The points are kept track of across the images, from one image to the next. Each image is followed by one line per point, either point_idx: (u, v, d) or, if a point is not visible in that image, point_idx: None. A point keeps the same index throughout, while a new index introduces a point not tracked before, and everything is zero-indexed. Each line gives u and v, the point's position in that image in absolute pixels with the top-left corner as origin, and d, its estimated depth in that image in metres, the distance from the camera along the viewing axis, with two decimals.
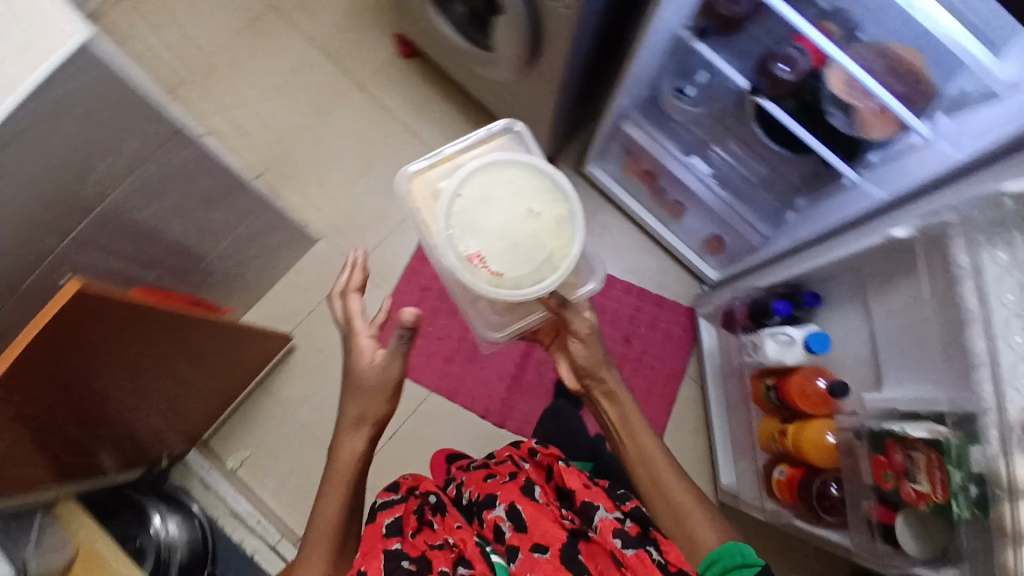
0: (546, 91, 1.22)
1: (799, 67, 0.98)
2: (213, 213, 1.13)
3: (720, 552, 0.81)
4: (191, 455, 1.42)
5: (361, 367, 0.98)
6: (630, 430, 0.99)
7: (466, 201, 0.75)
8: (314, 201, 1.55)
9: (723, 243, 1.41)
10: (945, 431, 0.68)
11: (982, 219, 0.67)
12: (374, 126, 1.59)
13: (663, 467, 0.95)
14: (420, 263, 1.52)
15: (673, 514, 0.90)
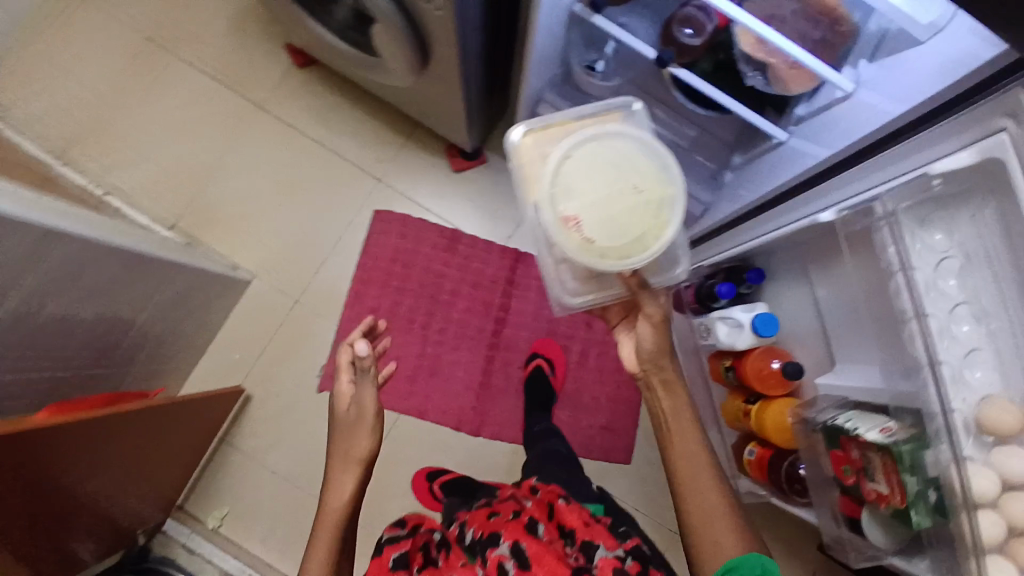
0: (451, 83, 1.11)
1: (704, 29, 0.91)
2: (121, 288, 1.03)
3: (743, 560, 0.70)
4: (170, 523, 1.38)
5: (339, 408, 0.92)
6: (676, 427, 0.80)
7: (574, 164, 0.69)
8: (239, 239, 1.46)
9: None
10: (897, 432, 0.65)
11: (912, 203, 0.62)
12: (286, 147, 1.49)
13: (700, 469, 0.77)
14: (364, 284, 1.45)
15: (704, 523, 0.74)
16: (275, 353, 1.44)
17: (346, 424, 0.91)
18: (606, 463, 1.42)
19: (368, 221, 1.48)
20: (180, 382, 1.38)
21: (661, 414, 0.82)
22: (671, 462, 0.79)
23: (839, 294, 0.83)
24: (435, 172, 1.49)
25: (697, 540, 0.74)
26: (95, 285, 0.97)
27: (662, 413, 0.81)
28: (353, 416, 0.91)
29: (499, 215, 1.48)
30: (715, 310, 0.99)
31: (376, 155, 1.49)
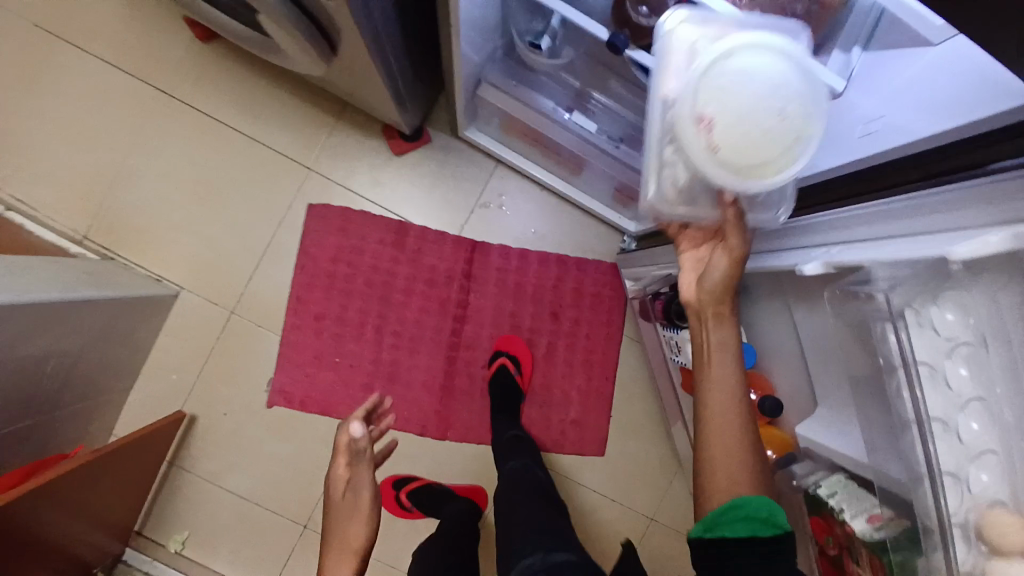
0: (365, 68, 0.94)
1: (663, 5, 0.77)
2: (25, 347, 0.90)
3: (750, 499, 0.56)
4: (128, 553, 1.29)
5: (334, 494, 0.88)
6: (714, 358, 0.63)
7: (737, 58, 0.53)
8: (162, 249, 1.31)
9: (631, 197, 1.20)
10: (886, 527, 0.57)
11: (912, 278, 0.50)
12: (202, 139, 1.32)
13: (727, 408, 0.61)
14: (305, 288, 1.32)
15: (722, 464, 0.59)
16: (216, 370, 1.32)
17: (343, 507, 0.85)
18: (579, 457, 1.35)
19: (303, 216, 1.32)
20: (117, 410, 1.28)
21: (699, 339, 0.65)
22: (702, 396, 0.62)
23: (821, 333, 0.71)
24: (373, 156, 1.34)
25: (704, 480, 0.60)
26: (16, 349, 0.87)
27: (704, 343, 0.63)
28: (350, 499, 0.86)
29: (449, 201, 1.34)
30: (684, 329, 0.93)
31: (304, 142, 1.33)
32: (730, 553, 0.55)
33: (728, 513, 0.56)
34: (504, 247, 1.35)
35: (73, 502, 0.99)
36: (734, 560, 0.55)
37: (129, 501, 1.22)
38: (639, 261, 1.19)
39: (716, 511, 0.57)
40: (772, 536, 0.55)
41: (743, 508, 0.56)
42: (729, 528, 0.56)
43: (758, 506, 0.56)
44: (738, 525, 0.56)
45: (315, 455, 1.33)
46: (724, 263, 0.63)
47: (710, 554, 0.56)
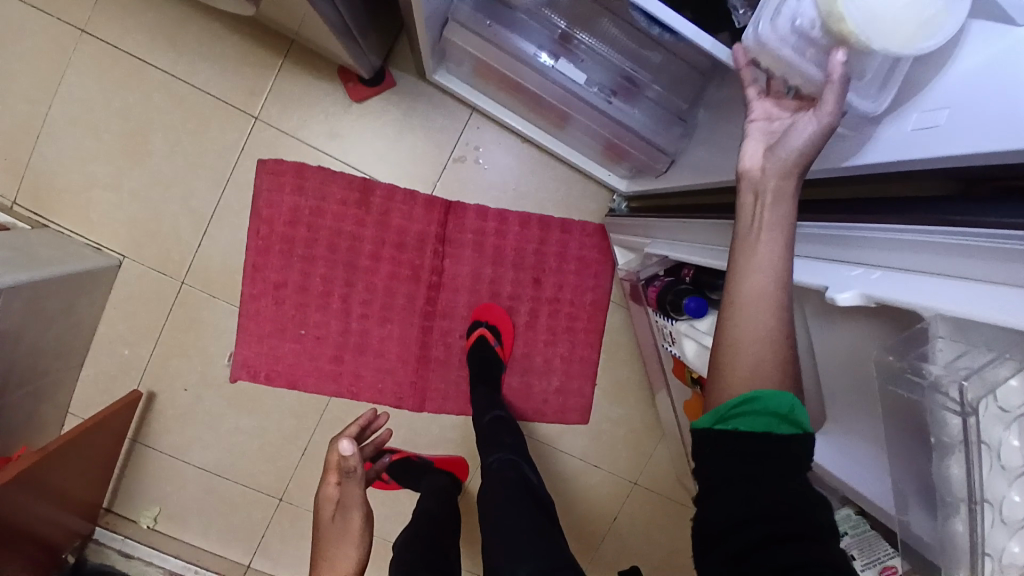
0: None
1: None
2: None
3: (771, 392, 0.46)
4: (97, 532, 1.21)
5: (326, 512, 0.96)
6: (760, 234, 0.49)
7: None
8: (96, 214, 1.17)
9: (620, 154, 1.08)
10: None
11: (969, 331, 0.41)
12: (130, 86, 1.14)
13: (767, 289, 0.48)
14: (261, 255, 1.19)
15: (742, 355, 0.48)
16: (170, 345, 1.21)
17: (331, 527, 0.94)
18: (561, 426, 1.30)
19: (253, 172, 1.18)
20: (68, 391, 1.18)
21: (744, 209, 0.51)
22: (734, 279, 0.49)
23: (836, 351, 0.62)
24: (328, 103, 1.17)
25: (724, 369, 0.48)
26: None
27: (754, 219, 0.49)
28: (338, 522, 0.95)
29: (418, 154, 1.20)
30: (679, 320, 0.90)
31: (247, 87, 1.16)
32: (737, 451, 0.46)
33: (742, 405, 0.46)
34: (482, 206, 1.23)
35: (22, 508, 0.91)
36: (740, 461, 0.46)
37: (93, 488, 1.14)
38: (632, 224, 1.08)
39: (728, 403, 0.47)
40: (788, 436, 0.45)
41: (761, 401, 0.46)
42: (742, 424, 0.46)
43: (780, 400, 0.45)
44: (753, 419, 0.46)
45: (287, 429, 1.26)
46: (810, 130, 0.49)
47: (717, 447, 0.47)
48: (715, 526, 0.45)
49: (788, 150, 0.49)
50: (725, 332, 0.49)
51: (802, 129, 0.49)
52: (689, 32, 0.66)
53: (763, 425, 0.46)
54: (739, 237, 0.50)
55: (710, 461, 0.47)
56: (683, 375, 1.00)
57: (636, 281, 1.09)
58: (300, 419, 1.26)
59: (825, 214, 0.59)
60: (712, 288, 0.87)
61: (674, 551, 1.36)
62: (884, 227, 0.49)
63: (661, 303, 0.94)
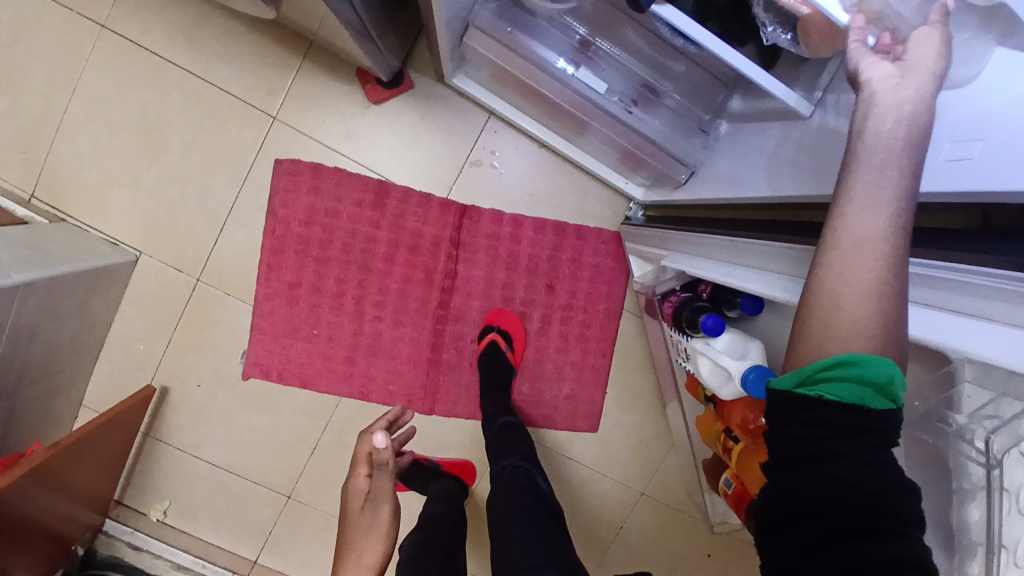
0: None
1: None
2: None
3: (870, 358, 0.42)
4: (109, 524, 1.23)
5: (354, 503, 0.96)
6: (881, 162, 0.44)
7: None
8: (113, 210, 1.18)
9: (639, 161, 1.06)
10: None
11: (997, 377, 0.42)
12: (149, 83, 1.15)
13: (879, 228, 0.43)
14: (275, 255, 1.19)
15: (815, 332, 0.44)
16: (184, 342, 1.22)
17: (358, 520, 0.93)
18: (571, 432, 1.29)
19: (270, 172, 1.18)
20: (83, 385, 1.20)
21: (861, 132, 0.45)
22: (844, 212, 0.44)
23: None
24: (345, 104, 1.17)
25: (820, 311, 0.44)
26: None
27: (876, 141, 0.44)
28: (369, 514, 0.94)
29: (435, 157, 1.20)
30: (696, 337, 0.89)
31: (265, 86, 1.16)
32: (815, 424, 0.42)
33: (831, 369, 0.42)
34: (496, 211, 1.22)
35: (36, 501, 0.92)
36: (816, 439, 0.42)
37: (105, 482, 1.16)
38: (648, 232, 1.07)
39: (816, 365, 0.43)
40: (878, 410, 0.42)
41: (858, 368, 0.42)
42: (829, 389, 0.42)
43: (876, 369, 0.42)
44: (842, 385, 0.42)
45: (297, 427, 1.26)
46: (936, 42, 0.45)
47: (797, 416, 0.43)
48: (781, 510, 0.43)
49: (919, 78, 0.44)
50: (826, 271, 0.44)
51: (931, 50, 0.45)
52: (731, 59, 0.65)
53: (856, 395, 0.42)
54: (852, 165, 0.45)
55: (788, 431, 0.44)
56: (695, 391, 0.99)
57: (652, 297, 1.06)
58: (311, 418, 1.26)
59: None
60: (729, 306, 0.88)
61: (680, 563, 1.35)
62: (915, 261, 0.48)
63: (678, 316, 0.93)
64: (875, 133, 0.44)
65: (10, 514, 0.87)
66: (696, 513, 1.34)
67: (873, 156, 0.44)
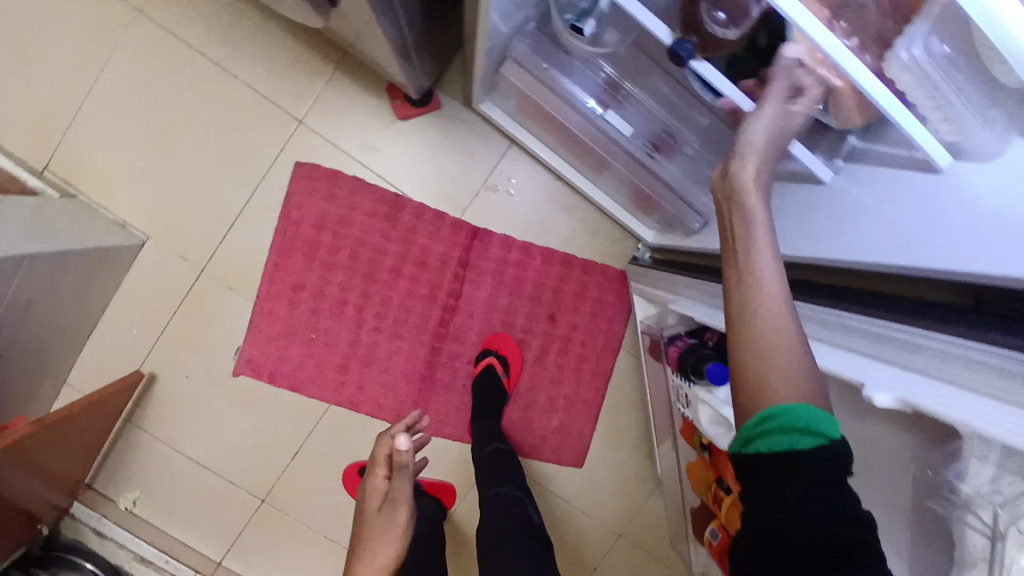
0: (361, 14, 0.78)
1: (738, 16, 0.67)
2: None
3: (784, 407, 0.48)
4: (75, 507, 1.21)
5: (370, 506, 0.91)
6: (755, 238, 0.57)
7: None
8: (125, 192, 1.17)
9: (651, 205, 1.09)
10: None
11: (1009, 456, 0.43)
12: (179, 73, 1.16)
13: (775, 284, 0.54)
14: (283, 255, 1.19)
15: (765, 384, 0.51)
16: (179, 333, 1.21)
17: (376, 522, 0.89)
18: (555, 465, 1.29)
19: (289, 173, 1.19)
20: (69, 364, 1.17)
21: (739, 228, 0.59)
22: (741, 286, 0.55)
23: (877, 442, 0.61)
24: (372, 116, 1.19)
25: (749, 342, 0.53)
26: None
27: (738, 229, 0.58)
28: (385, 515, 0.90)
29: (454, 177, 1.21)
30: (698, 385, 0.89)
31: (295, 90, 1.17)
32: (784, 462, 0.47)
33: (757, 424, 0.49)
34: (506, 237, 1.23)
35: (6, 479, 0.90)
36: (779, 473, 0.47)
37: (80, 465, 1.13)
38: (655, 274, 1.09)
39: (750, 424, 0.49)
40: (810, 450, 0.46)
41: (776, 419, 0.48)
42: (762, 442, 0.48)
43: (793, 415, 0.47)
44: (773, 437, 0.48)
45: (281, 430, 1.25)
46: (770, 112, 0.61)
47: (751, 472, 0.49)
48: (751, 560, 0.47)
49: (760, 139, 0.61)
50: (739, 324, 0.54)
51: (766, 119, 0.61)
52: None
53: (784, 441, 0.47)
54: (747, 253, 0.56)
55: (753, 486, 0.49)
56: (689, 437, 0.99)
57: (658, 339, 1.05)
58: (297, 423, 1.25)
59: (883, 310, 0.60)
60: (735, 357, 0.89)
61: None
62: (952, 339, 0.49)
63: (683, 361, 0.93)
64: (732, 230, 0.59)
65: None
66: (672, 561, 1.33)
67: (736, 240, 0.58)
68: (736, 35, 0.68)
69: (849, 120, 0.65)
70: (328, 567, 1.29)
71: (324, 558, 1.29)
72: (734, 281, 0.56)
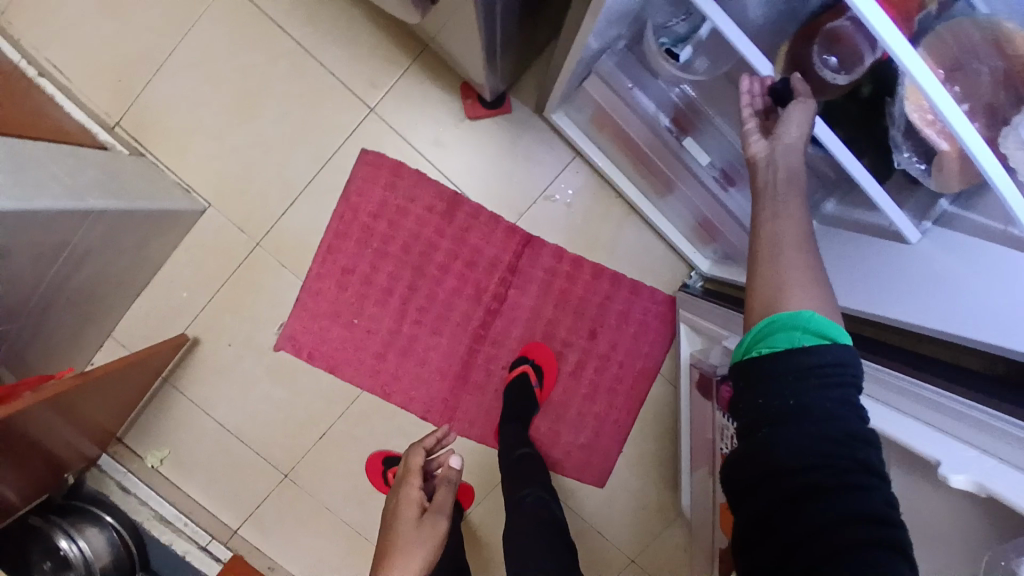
0: (456, 11, 0.78)
1: (853, 65, 0.66)
2: (31, 252, 0.81)
3: (789, 311, 0.55)
4: (102, 459, 1.25)
5: (404, 511, 0.91)
6: (784, 196, 0.64)
7: None
8: (194, 156, 1.20)
9: (712, 234, 1.08)
10: None
11: None
12: (260, 47, 1.17)
13: (799, 230, 0.62)
14: (337, 238, 1.21)
15: None
16: (226, 302, 1.23)
17: (413, 529, 0.87)
18: (576, 481, 1.28)
19: (354, 158, 1.20)
20: (118, 317, 1.20)
21: (768, 187, 0.65)
22: (767, 232, 0.62)
23: (934, 517, 0.59)
24: (442, 112, 1.19)
25: (759, 296, 0.59)
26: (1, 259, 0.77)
27: (769, 186, 0.65)
28: (428, 524, 0.88)
29: (514, 183, 1.21)
30: None
31: (370, 77, 1.18)
32: (783, 363, 0.53)
33: (762, 331, 0.56)
34: (558, 248, 1.22)
35: (47, 424, 0.92)
36: (784, 369, 0.52)
37: (116, 418, 1.15)
38: (705, 304, 1.08)
39: (755, 332, 0.57)
40: (812, 346, 0.52)
41: (779, 321, 0.55)
42: (766, 346, 0.55)
43: (797, 318, 0.54)
44: (776, 337, 0.55)
45: (311, 410, 1.26)
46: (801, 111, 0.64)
47: (751, 372, 0.55)
48: (747, 477, 0.52)
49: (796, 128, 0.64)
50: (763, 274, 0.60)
51: (798, 119, 0.63)
52: (865, 180, 0.65)
53: (786, 338, 0.54)
54: (773, 210, 0.63)
55: (750, 388, 0.55)
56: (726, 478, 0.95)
57: (709, 376, 0.99)
58: (328, 405, 1.26)
59: (967, 390, 0.58)
60: None
61: None
62: None
63: None
64: (765, 181, 0.65)
65: (18, 436, 0.86)
66: None
67: (768, 192, 0.65)
68: (845, 81, 0.67)
69: (947, 185, 0.63)
70: (339, 550, 1.30)
71: (337, 541, 1.30)
72: (767, 216, 0.63)
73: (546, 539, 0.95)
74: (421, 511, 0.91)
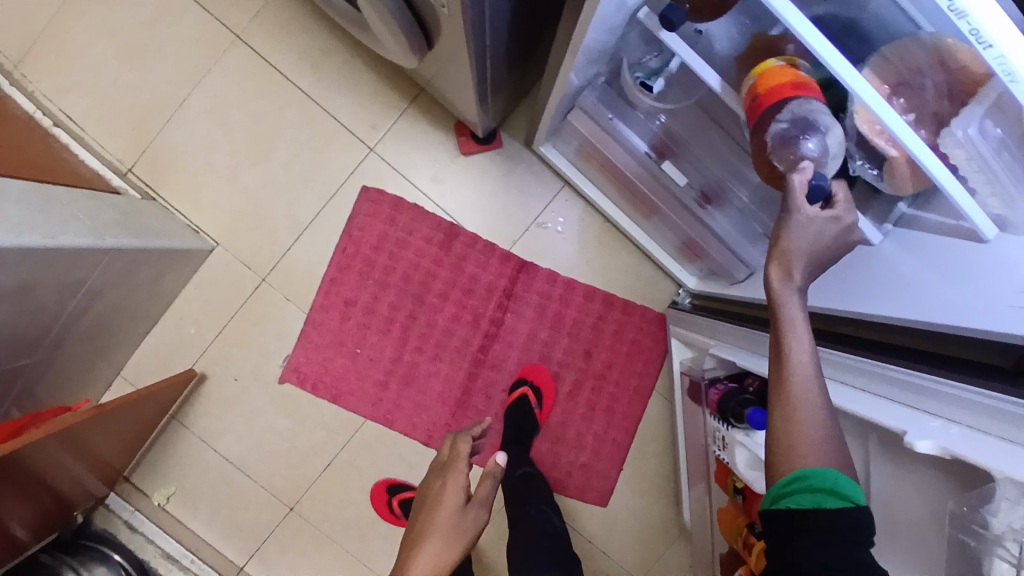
0: (450, 56, 0.86)
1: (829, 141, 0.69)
2: (52, 288, 0.86)
3: (816, 470, 0.54)
4: (109, 498, 1.26)
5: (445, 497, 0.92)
6: (800, 346, 0.58)
7: None
8: (204, 199, 1.26)
9: (698, 254, 1.15)
10: None
11: None
12: (267, 95, 1.26)
13: (815, 382, 0.57)
14: (340, 271, 1.26)
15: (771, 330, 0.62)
16: (234, 335, 1.27)
17: (456, 515, 0.88)
18: (579, 502, 1.30)
19: (356, 195, 1.27)
20: (129, 354, 1.24)
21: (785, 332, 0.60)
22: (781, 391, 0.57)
23: (906, 488, 0.63)
24: (439, 149, 1.27)
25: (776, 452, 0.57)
26: (25, 293, 0.81)
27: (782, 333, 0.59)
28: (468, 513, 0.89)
29: (507, 213, 1.28)
30: (737, 429, 0.89)
31: (370, 120, 1.27)
32: (811, 519, 0.52)
33: (788, 484, 0.55)
34: (552, 272, 1.28)
35: (56, 461, 0.94)
36: (808, 525, 0.52)
37: (124, 454, 1.17)
38: (693, 317, 1.14)
39: (782, 482, 0.55)
40: (837, 508, 0.51)
41: (806, 478, 0.54)
42: (793, 501, 0.54)
43: (822, 477, 0.53)
44: (803, 495, 0.53)
45: (316, 440, 1.28)
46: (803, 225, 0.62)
47: (780, 521, 0.55)
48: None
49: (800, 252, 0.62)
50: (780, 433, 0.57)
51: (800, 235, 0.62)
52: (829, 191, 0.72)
53: (811, 497, 0.53)
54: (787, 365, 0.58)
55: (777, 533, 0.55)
56: (723, 486, 0.98)
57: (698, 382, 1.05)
58: (332, 435, 1.28)
59: (917, 363, 0.64)
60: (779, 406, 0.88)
61: None
62: (997, 397, 0.52)
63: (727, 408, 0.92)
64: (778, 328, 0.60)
65: (33, 469, 0.88)
66: None
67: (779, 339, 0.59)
68: (835, 142, 0.70)
69: (901, 188, 0.70)
70: None
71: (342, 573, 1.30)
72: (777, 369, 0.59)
73: (550, 556, 0.96)
74: (464, 498, 0.92)
